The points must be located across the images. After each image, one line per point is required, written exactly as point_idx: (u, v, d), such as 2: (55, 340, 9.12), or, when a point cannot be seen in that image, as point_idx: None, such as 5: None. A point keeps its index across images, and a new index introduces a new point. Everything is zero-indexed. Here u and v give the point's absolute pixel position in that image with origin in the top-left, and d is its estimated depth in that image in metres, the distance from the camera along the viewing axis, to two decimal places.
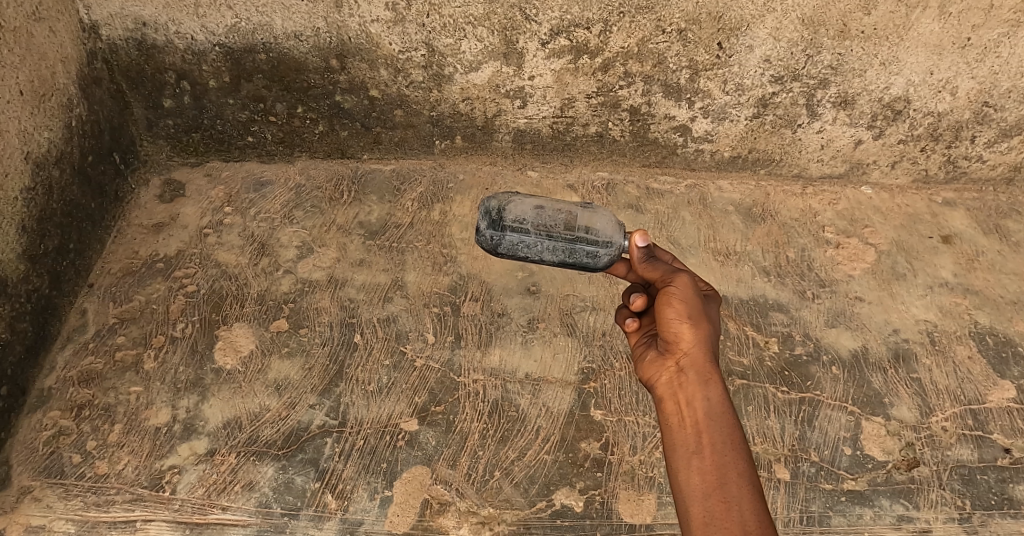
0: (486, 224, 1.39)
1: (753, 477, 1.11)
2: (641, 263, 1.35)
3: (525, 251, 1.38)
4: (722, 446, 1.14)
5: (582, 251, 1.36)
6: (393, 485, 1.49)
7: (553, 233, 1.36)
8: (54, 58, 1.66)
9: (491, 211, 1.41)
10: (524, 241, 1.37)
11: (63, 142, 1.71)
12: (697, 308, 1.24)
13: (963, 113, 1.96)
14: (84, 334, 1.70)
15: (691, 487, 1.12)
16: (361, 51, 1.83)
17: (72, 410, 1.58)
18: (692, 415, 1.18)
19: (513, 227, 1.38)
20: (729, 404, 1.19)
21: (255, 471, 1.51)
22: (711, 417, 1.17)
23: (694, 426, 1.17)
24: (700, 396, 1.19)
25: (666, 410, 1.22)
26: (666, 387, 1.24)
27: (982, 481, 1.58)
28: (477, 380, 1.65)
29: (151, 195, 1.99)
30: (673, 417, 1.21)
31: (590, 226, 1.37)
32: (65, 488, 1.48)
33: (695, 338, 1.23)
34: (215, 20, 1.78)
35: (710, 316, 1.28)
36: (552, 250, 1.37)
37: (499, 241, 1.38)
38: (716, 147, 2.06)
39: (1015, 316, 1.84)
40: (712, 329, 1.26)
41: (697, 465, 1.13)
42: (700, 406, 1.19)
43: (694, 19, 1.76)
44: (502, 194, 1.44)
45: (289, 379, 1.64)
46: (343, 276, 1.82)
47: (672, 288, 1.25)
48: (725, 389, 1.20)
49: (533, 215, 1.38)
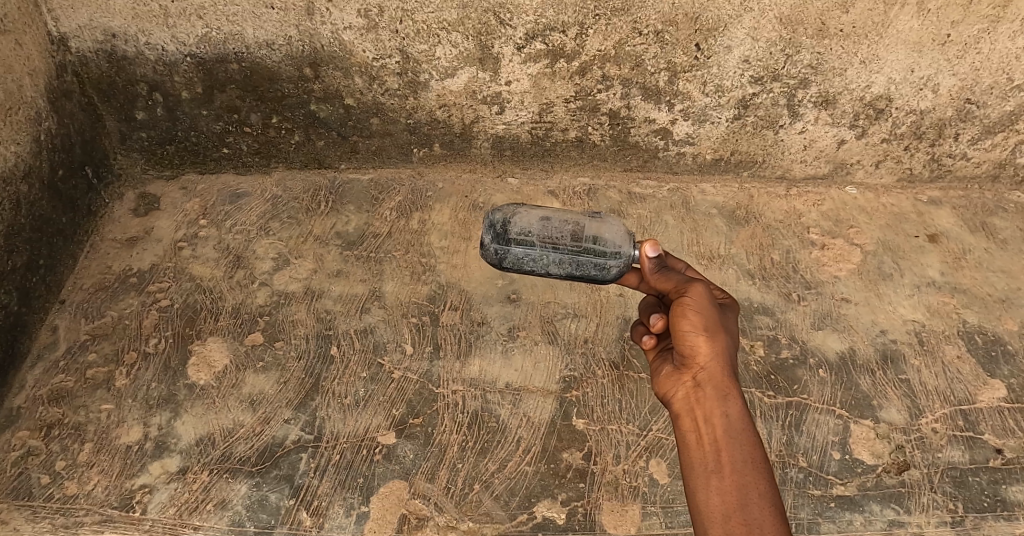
0: (490, 238, 1.38)
1: (774, 498, 1.07)
2: (653, 274, 1.32)
3: (531, 265, 1.36)
4: (742, 465, 1.10)
5: (589, 263, 1.34)
6: (371, 500, 1.45)
7: (559, 245, 1.35)
8: (21, 71, 1.64)
9: (495, 224, 1.40)
10: (530, 254, 1.35)
11: (31, 156, 1.68)
12: (713, 319, 1.20)
13: (946, 111, 1.95)
14: (55, 351, 1.66)
15: (711, 509, 1.08)
16: (335, 59, 1.81)
17: (42, 429, 1.54)
18: (710, 432, 1.15)
19: (518, 240, 1.37)
20: (748, 421, 1.15)
21: (228, 488, 1.47)
22: (730, 434, 1.14)
23: (712, 444, 1.14)
24: (719, 412, 1.16)
25: (683, 427, 1.19)
26: (683, 402, 1.20)
27: (974, 483, 1.55)
28: (457, 390, 1.61)
29: (125, 209, 1.96)
30: (690, 434, 1.17)
31: (597, 236, 1.37)
32: (33, 510, 1.44)
33: (712, 351, 1.19)
34: (186, 30, 1.76)
35: (728, 327, 1.24)
36: (558, 263, 1.35)
37: (504, 255, 1.36)
38: (698, 149, 2.04)
39: (1004, 314, 1.82)
40: (729, 341, 1.23)
41: (716, 485, 1.09)
42: (718, 422, 1.15)
43: (671, 20, 1.74)
44: (506, 208, 1.44)
45: (264, 393, 1.60)
46: (320, 287, 1.79)
47: (686, 299, 1.22)
48: (744, 405, 1.17)
49: (539, 227, 1.38)
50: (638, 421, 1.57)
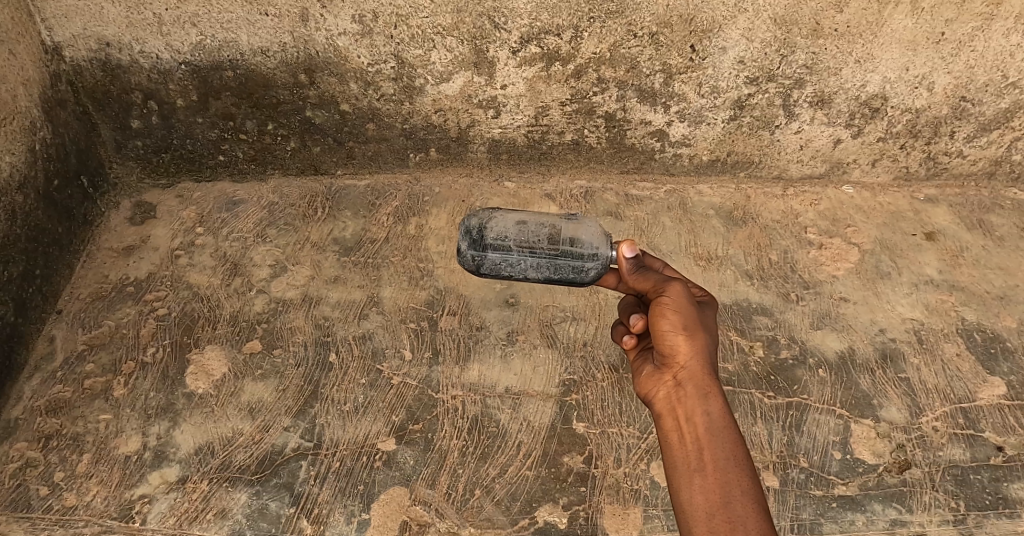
0: (467, 244, 1.40)
1: (757, 494, 1.07)
2: (631, 275, 1.31)
3: (509, 269, 1.37)
4: (724, 463, 1.10)
5: (566, 266, 1.35)
6: (371, 507, 1.44)
7: (536, 249, 1.36)
8: (15, 80, 1.63)
9: (471, 230, 1.41)
10: (507, 259, 1.37)
11: (26, 165, 1.67)
12: (691, 318, 1.20)
13: (940, 109, 1.95)
14: (52, 362, 1.65)
15: (695, 508, 1.07)
16: (330, 65, 1.80)
17: (40, 441, 1.53)
18: (693, 431, 1.14)
19: (495, 245, 1.38)
20: (730, 418, 1.15)
21: (228, 497, 1.46)
22: (712, 432, 1.13)
23: (694, 443, 1.13)
24: (701, 410, 1.15)
25: (666, 427, 1.18)
26: (664, 402, 1.20)
27: (976, 481, 1.54)
28: (456, 396, 1.61)
29: (122, 217, 1.96)
30: (673, 434, 1.17)
31: (574, 238, 1.38)
32: (32, 522, 1.43)
33: (692, 349, 1.19)
34: (180, 38, 1.76)
35: (707, 326, 1.24)
36: (536, 267, 1.36)
37: (481, 260, 1.38)
38: (694, 151, 2.04)
39: (1002, 311, 1.82)
40: (709, 339, 1.22)
41: (699, 484, 1.09)
42: (700, 421, 1.14)
43: (666, 22, 1.74)
44: (482, 213, 1.47)
45: (263, 401, 1.59)
46: (318, 294, 1.78)
47: (665, 298, 1.22)
48: (725, 403, 1.16)
49: (515, 231, 1.40)
50: (639, 424, 1.57)
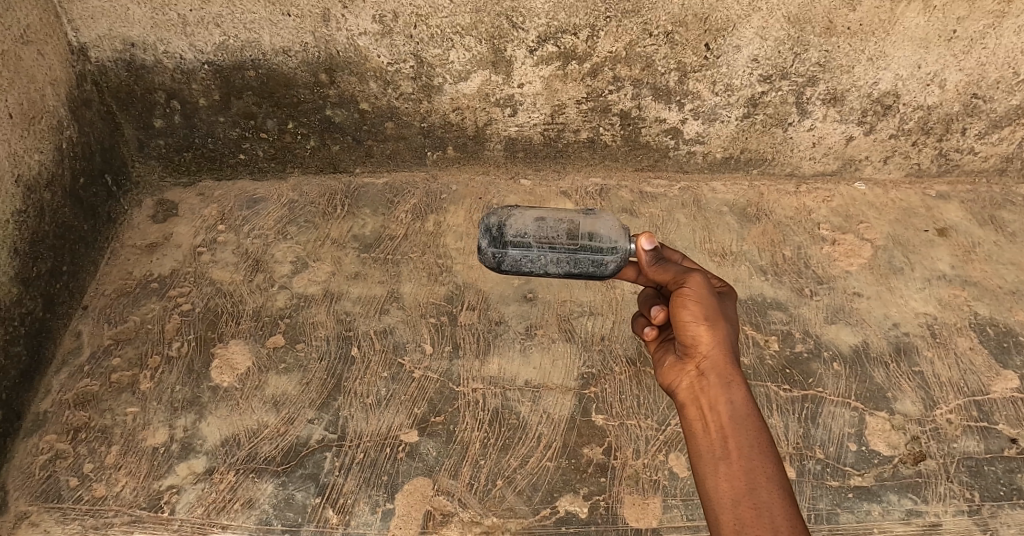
0: (486, 242, 1.40)
1: (782, 480, 1.09)
2: (651, 267, 1.33)
3: (529, 266, 1.39)
4: (748, 451, 1.12)
5: (586, 260, 1.37)
6: (395, 498, 1.47)
7: (555, 244, 1.37)
8: (44, 80, 1.67)
9: (491, 228, 1.42)
10: (528, 255, 1.38)
11: (53, 163, 1.70)
12: (713, 308, 1.22)
13: (952, 106, 1.97)
14: (79, 357, 1.68)
15: (720, 494, 1.10)
16: (350, 64, 1.83)
17: (69, 433, 1.56)
18: (717, 420, 1.16)
19: (515, 242, 1.38)
20: (753, 406, 1.17)
21: (254, 488, 1.49)
22: (735, 420, 1.15)
23: (718, 431, 1.15)
24: (724, 398, 1.17)
25: (689, 416, 1.21)
26: (687, 392, 1.22)
27: (990, 472, 1.56)
28: (477, 389, 1.63)
29: (144, 215, 1.99)
30: (697, 423, 1.19)
31: (592, 232, 1.37)
32: (63, 512, 1.46)
33: (714, 339, 1.21)
34: (203, 38, 1.79)
35: (728, 315, 1.26)
36: (555, 262, 1.38)
37: (501, 258, 1.39)
38: (708, 148, 2.06)
39: (1015, 306, 1.84)
40: (730, 329, 1.24)
41: (724, 471, 1.11)
42: (723, 409, 1.17)
43: (681, 21, 1.77)
44: (501, 209, 1.45)
45: (287, 394, 1.62)
46: (339, 290, 1.81)
47: (686, 289, 1.23)
48: (748, 391, 1.18)
49: (534, 227, 1.39)
50: (657, 416, 1.59)
